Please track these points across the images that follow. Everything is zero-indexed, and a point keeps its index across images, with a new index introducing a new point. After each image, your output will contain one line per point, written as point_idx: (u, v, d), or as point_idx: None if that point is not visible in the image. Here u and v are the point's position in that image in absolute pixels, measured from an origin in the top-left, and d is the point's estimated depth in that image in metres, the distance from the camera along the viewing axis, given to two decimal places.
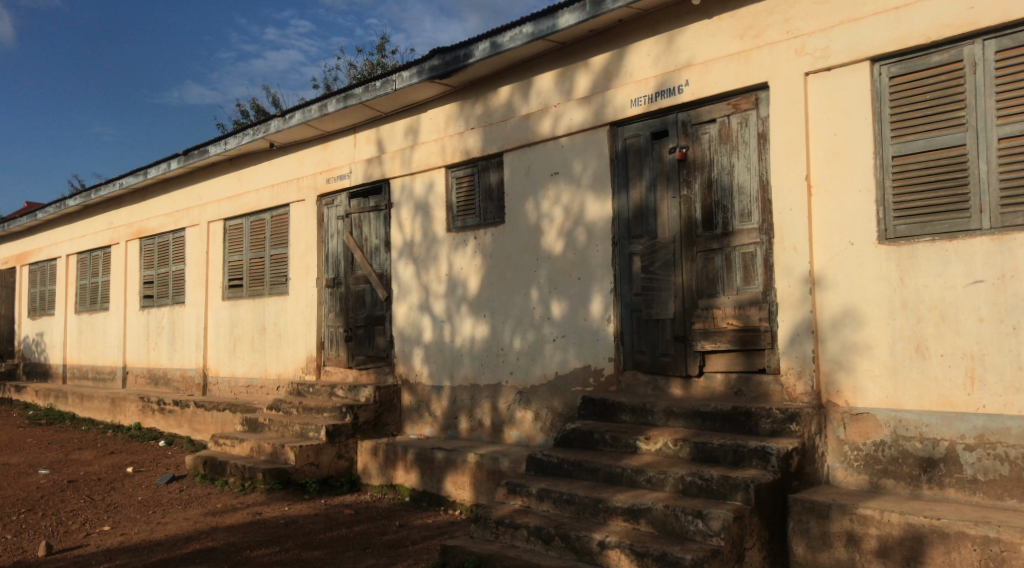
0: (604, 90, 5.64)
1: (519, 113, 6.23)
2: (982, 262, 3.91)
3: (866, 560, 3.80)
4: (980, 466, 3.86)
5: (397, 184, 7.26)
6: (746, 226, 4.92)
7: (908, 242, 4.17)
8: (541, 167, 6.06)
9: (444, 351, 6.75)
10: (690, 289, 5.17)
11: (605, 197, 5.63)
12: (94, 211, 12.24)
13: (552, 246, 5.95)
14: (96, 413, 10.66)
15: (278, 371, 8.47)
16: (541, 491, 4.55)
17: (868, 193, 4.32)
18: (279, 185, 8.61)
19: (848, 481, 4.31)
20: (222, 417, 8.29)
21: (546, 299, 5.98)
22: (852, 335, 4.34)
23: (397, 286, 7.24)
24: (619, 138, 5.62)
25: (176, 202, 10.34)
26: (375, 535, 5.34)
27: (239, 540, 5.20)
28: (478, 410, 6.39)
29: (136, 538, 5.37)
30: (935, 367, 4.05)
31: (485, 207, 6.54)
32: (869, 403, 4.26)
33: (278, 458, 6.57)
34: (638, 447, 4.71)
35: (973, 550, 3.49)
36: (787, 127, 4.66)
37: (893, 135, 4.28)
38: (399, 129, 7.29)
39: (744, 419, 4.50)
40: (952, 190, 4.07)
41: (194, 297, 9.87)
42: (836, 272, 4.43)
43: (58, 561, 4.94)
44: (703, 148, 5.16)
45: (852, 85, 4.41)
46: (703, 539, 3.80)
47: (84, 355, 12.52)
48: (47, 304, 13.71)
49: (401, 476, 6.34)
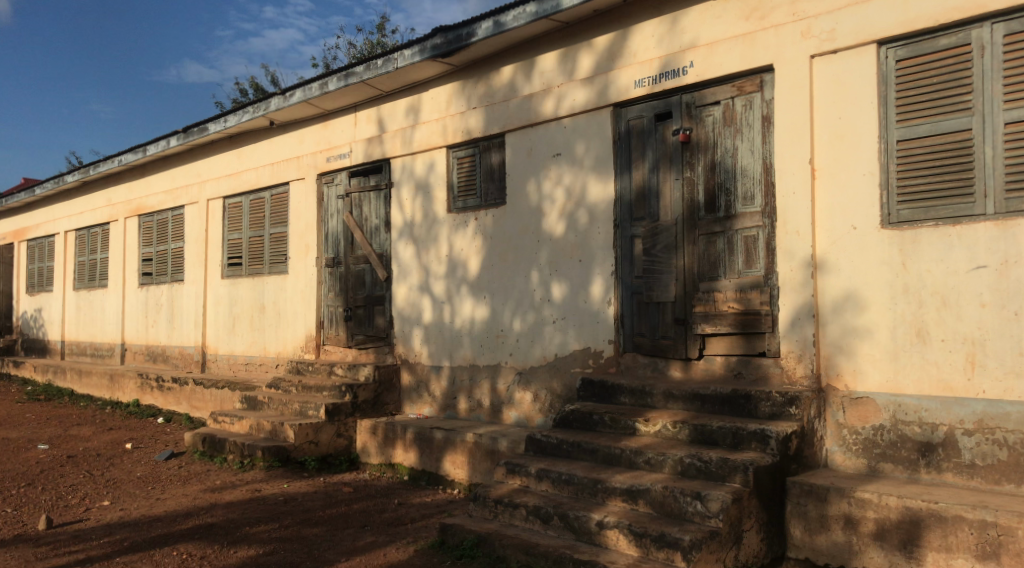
0: (608, 71, 5.59)
1: (521, 93, 6.18)
2: (985, 247, 3.90)
3: (863, 543, 3.82)
4: (979, 451, 3.87)
5: (398, 163, 7.22)
6: (748, 209, 4.90)
7: (911, 226, 4.16)
8: (543, 148, 6.02)
9: (444, 331, 6.74)
10: (691, 272, 5.16)
11: (607, 179, 5.60)
12: (93, 187, 12.16)
13: (552, 228, 5.93)
14: (95, 389, 10.66)
15: (278, 349, 8.47)
16: (540, 471, 4.56)
17: (872, 177, 4.30)
18: (279, 164, 8.56)
19: (846, 464, 4.33)
20: (221, 395, 8.30)
21: (546, 281, 5.97)
22: (853, 319, 4.34)
23: (397, 267, 7.22)
24: (623, 119, 5.58)
25: (176, 179, 10.28)
26: (374, 513, 5.36)
27: (239, 517, 5.22)
28: (477, 390, 6.39)
29: (136, 513, 5.39)
30: (936, 352, 4.05)
31: (486, 188, 6.51)
32: (869, 387, 4.26)
33: (277, 436, 6.58)
34: (637, 428, 4.72)
35: (970, 534, 3.50)
36: (791, 110, 4.62)
37: (898, 119, 4.25)
38: (400, 108, 7.24)
39: (744, 402, 4.50)
40: (957, 175, 4.05)
41: (193, 275, 9.85)
42: (838, 256, 4.41)
43: (58, 535, 4.95)
44: (707, 131, 5.13)
45: (858, 68, 4.37)
46: (702, 520, 3.81)
47: (83, 332, 12.52)
48: (45, 280, 13.67)
49: (400, 455, 6.36)
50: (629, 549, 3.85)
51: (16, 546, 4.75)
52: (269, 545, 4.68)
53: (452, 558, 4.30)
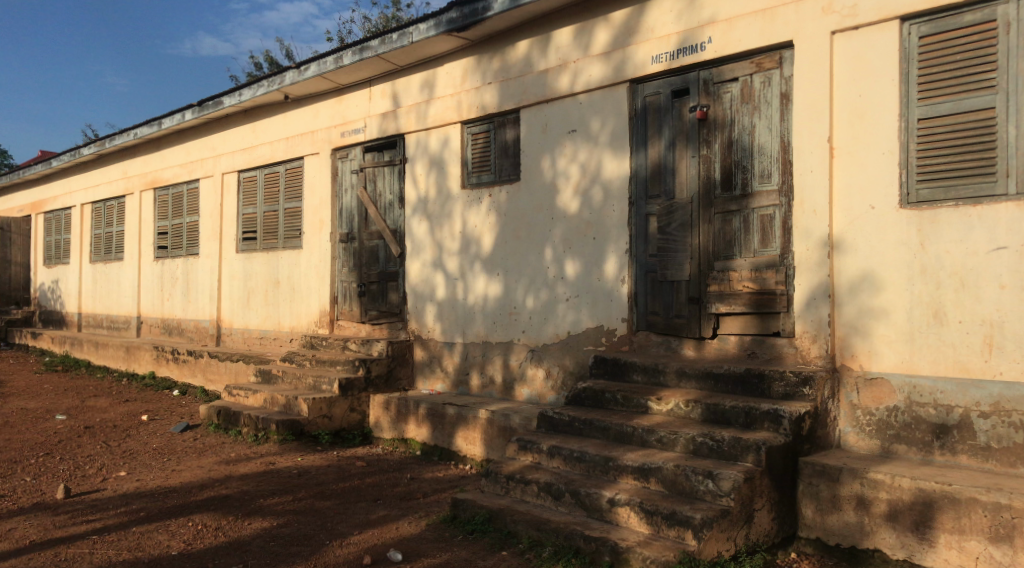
0: (625, 46, 5.52)
1: (537, 69, 6.12)
2: (1006, 228, 3.84)
3: (875, 523, 3.82)
4: (994, 433, 3.84)
5: (412, 139, 7.19)
6: (765, 188, 4.85)
7: (931, 206, 4.10)
8: (559, 124, 5.97)
9: (457, 308, 6.74)
10: (706, 251, 5.12)
11: (623, 155, 5.55)
12: (108, 160, 12.20)
13: (567, 205, 5.89)
14: (111, 361, 10.78)
15: (292, 324, 8.52)
16: (552, 448, 4.57)
17: (892, 156, 4.23)
18: (293, 138, 8.55)
19: (859, 445, 4.31)
20: (235, 368, 8.37)
21: (560, 259, 5.94)
22: (869, 299, 4.30)
23: (411, 243, 7.21)
24: (639, 95, 5.51)
25: (191, 152, 10.29)
26: (386, 487, 5.41)
27: (252, 489, 5.28)
28: (490, 367, 6.41)
29: (151, 484, 5.47)
30: (953, 334, 4.01)
31: (500, 164, 6.48)
32: (884, 368, 4.24)
33: (291, 410, 6.63)
34: (649, 407, 4.72)
35: (983, 516, 3.49)
36: (810, 87, 4.56)
37: (920, 97, 4.17)
38: (415, 83, 7.19)
39: (757, 381, 4.48)
40: (979, 155, 3.98)
41: (208, 248, 9.89)
42: (856, 236, 4.36)
43: (76, 504, 5.03)
44: (725, 108, 5.07)
45: (880, 45, 4.29)
46: (714, 499, 3.82)
47: (99, 304, 12.63)
48: (62, 253, 13.78)
49: (413, 430, 6.41)
50: (640, 526, 3.87)
51: (34, 515, 4.83)
52: (283, 517, 4.74)
53: (464, 532, 4.34)
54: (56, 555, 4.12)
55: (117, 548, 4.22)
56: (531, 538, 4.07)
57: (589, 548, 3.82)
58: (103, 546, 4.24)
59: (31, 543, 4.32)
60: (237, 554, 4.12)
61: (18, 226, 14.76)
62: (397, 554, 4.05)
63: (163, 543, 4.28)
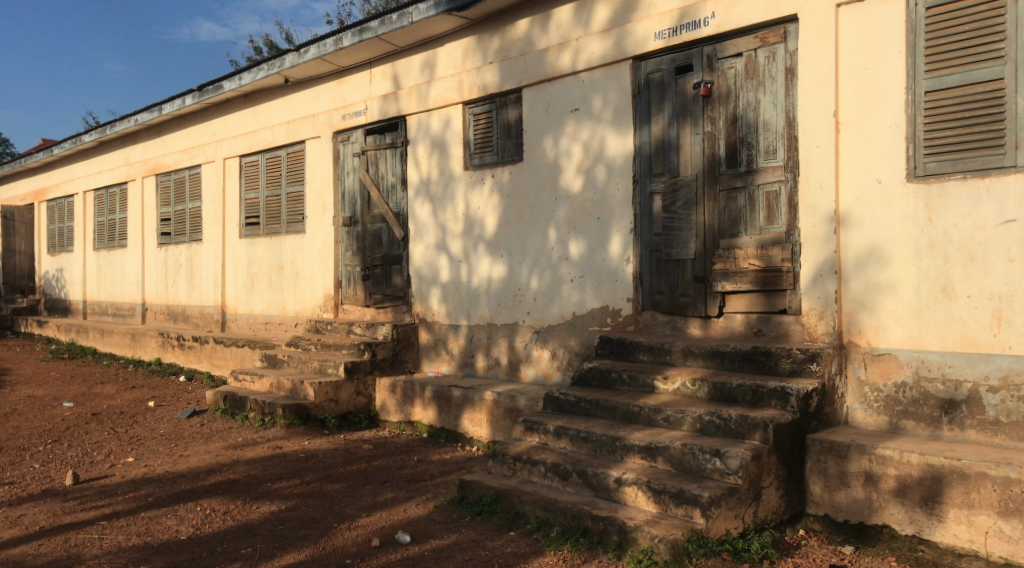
0: (626, 23, 5.45)
1: (538, 47, 6.04)
2: (1015, 200, 3.80)
3: (883, 499, 3.81)
4: (1003, 408, 3.81)
5: (414, 120, 7.14)
6: (770, 164, 4.80)
7: (938, 179, 4.05)
8: (561, 104, 5.92)
9: (461, 291, 6.72)
10: (712, 229, 5.08)
11: (626, 133, 5.49)
12: (110, 146, 12.16)
13: (570, 184, 5.85)
14: (117, 347, 10.83)
15: (296, 308, 8.53)
16: (558, 429, 4.56)
17: (898, 130, 4.18)
18: (294, 122, 8.50)
19: (867, 422, 4.28)
20: (241, 353, 8.38)
21: (564, 239, 5.91)
22: (876, 275, 4.26)
23: (414, 225, 7.18)
24: (642, 72, 5.45)
25: (192, 137, 10.24)
26: (394, 469, 5.42)
27: (260, 473, 5.29)
28: (495, 348, 6.40)
29: (160, 469, 5.49)
30: (961, 308, 3.98)
31: (503, 144, 6.42)
32: (891, 343, 4.20)
33: (297, 394, 6.63)
34: (655, 386, 4.70)
35: (992, 490, 3.47)
36: (816, 61, 4.49)
37: (928, 69, 4.11)
38: (415, 64, 7.12)
39: (764, 358, 4.45)
40: (987, 127, 3.93)
41: (211, 234, 9.87)
42: (862, 211, 4.32)
43: (85, 490, 5.06)
44: (728, 82, 5.01)
45: (885, 17, 4.23)
46: (721, 477, 3.81)
47: (103, 292, 12.64)
48: (66, 241, 13.78)
49: (419, 413, 6.43)
50: (647, 505, 3.87)
51: (43, 501, 4.86)
52: (291, 500, 4.75)
53: (471, 513, 4.36)
54: (66, 541, 4.14)
55: (126, 533, 4.23)
56: (538, 519, 4.07)
57: (597, 528, 3.82)
58: (113, 531, 4.26)
59: (40, 529, 4.34)
60: (246, 538, 4.13)
61: (21, 214, 14.71)
62: (405, 537, 4.07)
63: (172, 527, 4.30)
